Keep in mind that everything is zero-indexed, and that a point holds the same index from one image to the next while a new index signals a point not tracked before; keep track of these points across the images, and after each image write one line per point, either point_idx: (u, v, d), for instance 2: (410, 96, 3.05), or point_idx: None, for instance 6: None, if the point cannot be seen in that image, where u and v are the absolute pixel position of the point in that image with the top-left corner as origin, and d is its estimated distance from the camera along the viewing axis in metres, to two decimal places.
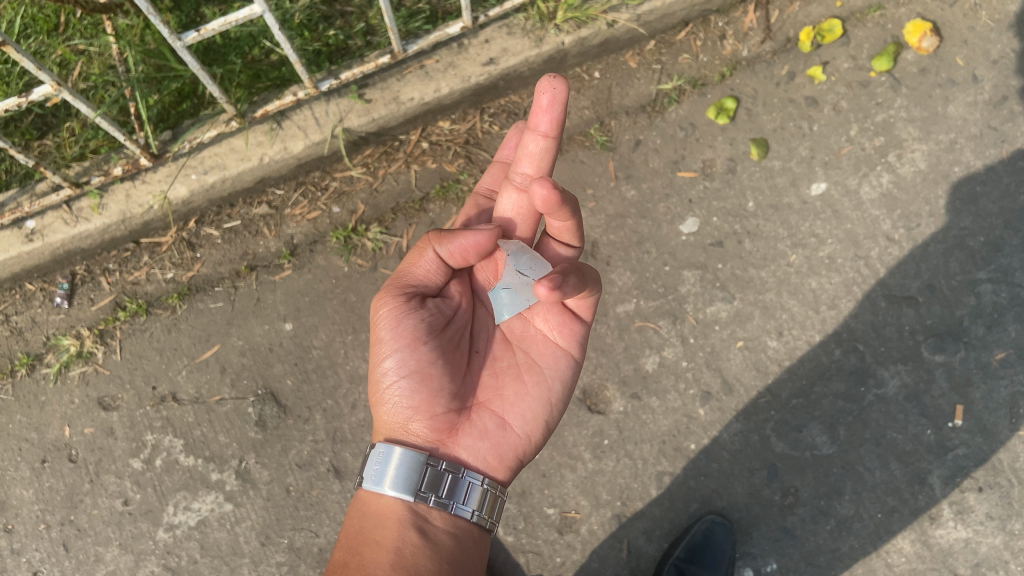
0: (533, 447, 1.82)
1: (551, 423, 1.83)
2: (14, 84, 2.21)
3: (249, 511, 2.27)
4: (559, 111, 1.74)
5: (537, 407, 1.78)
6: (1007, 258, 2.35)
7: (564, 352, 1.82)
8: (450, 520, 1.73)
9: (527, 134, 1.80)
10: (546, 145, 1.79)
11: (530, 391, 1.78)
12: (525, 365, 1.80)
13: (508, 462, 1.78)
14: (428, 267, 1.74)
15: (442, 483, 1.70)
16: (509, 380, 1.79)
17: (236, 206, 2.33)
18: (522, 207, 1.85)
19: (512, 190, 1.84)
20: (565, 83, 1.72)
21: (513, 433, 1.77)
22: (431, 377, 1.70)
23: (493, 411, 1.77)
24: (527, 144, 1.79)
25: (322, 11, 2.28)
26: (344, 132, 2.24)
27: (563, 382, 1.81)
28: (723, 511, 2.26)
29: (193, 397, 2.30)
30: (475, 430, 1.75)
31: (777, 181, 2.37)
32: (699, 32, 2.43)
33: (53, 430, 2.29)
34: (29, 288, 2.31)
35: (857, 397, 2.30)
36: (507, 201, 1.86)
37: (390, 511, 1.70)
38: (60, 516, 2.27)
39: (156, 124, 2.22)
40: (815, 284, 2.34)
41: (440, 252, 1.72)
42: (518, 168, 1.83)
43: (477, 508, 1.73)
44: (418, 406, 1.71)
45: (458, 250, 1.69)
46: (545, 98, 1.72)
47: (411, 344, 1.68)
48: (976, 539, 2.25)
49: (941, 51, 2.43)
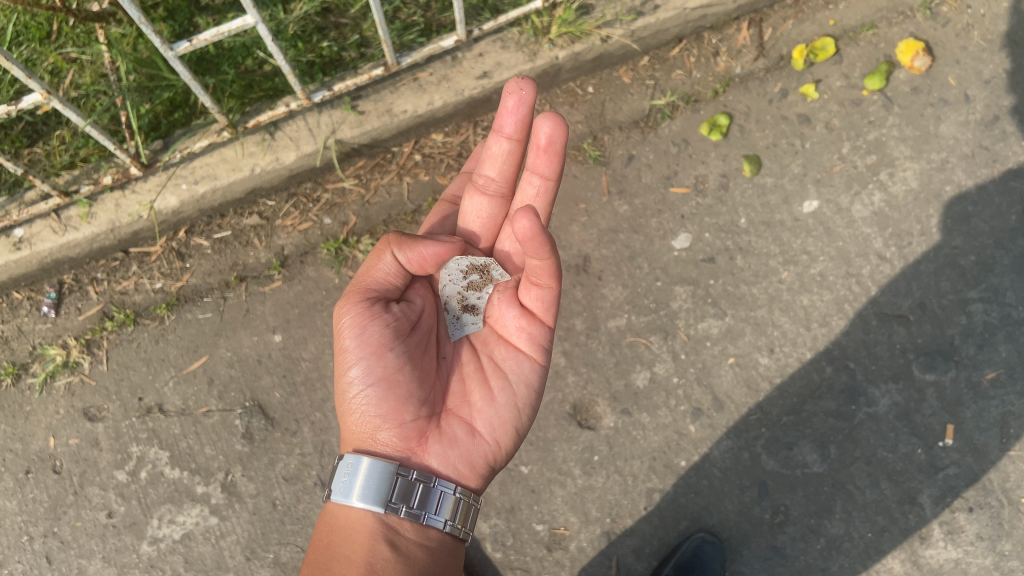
0: (503, 453, 1.81)
1: (521, 429, 1.81)
2: (4, 92, 2.20)
3: (235, 524, 2.25)
4: (525, 113, 1.81)
5: (505, 412, 1.77)
6: (998, 278, 2.36)
7: (526, 356, 1.79)
8: (422, 532, 1.72)
9: (491, 135, 1.87)
10: (509, 148, 1.87)
11: (496, 396, 1.77)
12: (490, 369, 1.80)
13: (478, 468, 1.77)
14: (388, 271, 1.71)
15: (413, 493, 1.68)
16: (476, 386, 1.78)
17: (226, 216, 2.31)
18: (488, 212, 1.93)
19: (478, 193, 1.92)
20: (531, 86, 1.80)
21: (481, 440, 1.76)
22: (399, 384, 1.69)
23: (461, 418, 1.76)
24: (492, 146, 1.88)
25: (317, 22, 2.28)
26: (337, 143, 2.23)
27: (529, 385, 1.78)
28: (713, 529, 2.25)
29: (180, 408, 2.27)
30: (444, 438, 1.74)
31: (770, 198, 2.38)
32: (692, 48, 2.44)
33: (37, 441, 2.26)
34: (16, 296, 2.29)
35: (848, 415, 2.29)
36: (472, 204, 1.93)
37: (361, 525, 1.68)
38: (43, 528, 2.25)
39: (147, 133, 2.20)
40: (808, 301, 2.33)
41: (400, 257, 1.69)
42: (482, 170, 1.91)
43: (449, 518, 1.72)
44: (386, 414, 1.70)
45: (418, 262, 1.67)
46: (512, 99, 1.79)
47: (379, 352, 1.67)
48: (966, 559, 2.24)
49: (933, 70, 2.45)
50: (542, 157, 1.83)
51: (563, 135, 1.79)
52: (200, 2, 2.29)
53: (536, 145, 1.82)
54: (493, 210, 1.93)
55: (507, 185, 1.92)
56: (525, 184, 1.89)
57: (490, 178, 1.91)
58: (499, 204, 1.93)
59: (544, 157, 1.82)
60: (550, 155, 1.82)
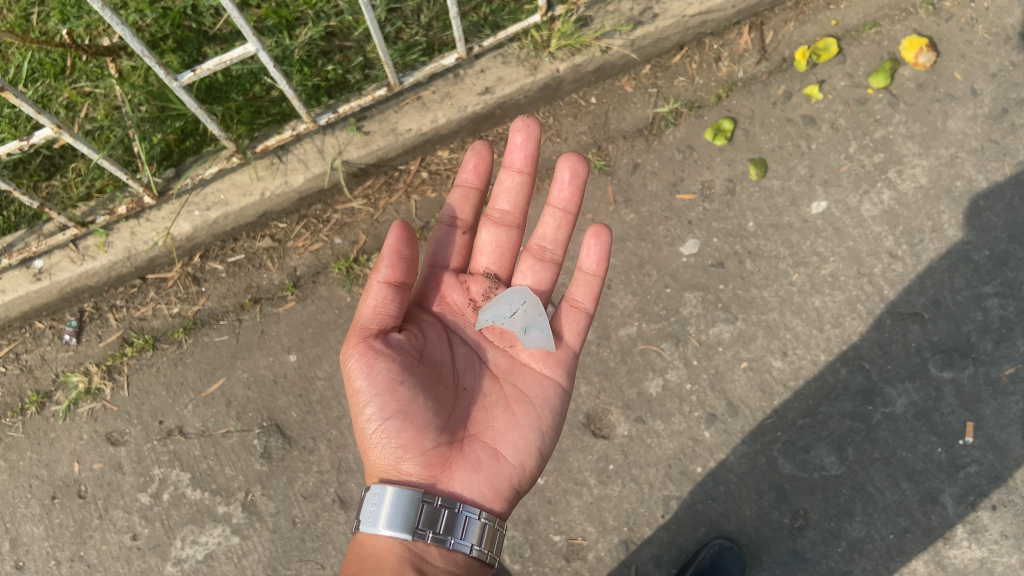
0: (528, 476, 1.81)
1: (544, 452, 1.82)
2: (21, 128, 2.27)
3: (256, 543, 2.28)
4: (533, 148, 1.93)
5: (529, 435, 1.78)
6: (1013, 272, 2.33)
7: (550, 381, 1.85)
8: (449, 558, 1.72)
9: (502, 171, 1.97)
10: (521, 180, 1.95)
11: (520, 420, 1.78)
12: (514, 396, 1.81)
13: (502, 492, 1.76)
14: (378, 302, 1.67)
15: (439, 519, 1.68)
16: (498, 412, 1.78)
17: (239, 240, 2.36)
18: (499, 242, 1.99)
19: (491, 225, 1.98)
20: (536, 123, 1.92)
21: (506, 462, 1.76)
22: (416, 414, 1.66)
23: (485, 443, 1.75)
24: (503, 180, 1.96)
25: (322, 46, 2.33)
26: (344, 164, 2.27)
27: (552, 409, 1.83)
28: (732, 535, 2.24)
29: (199, 430, 2.31)
30: (469, 462, 1.73)
31: (777, 201, 2.37)
32: (694, 55, 2.45)
33: (63, 467, 2.31)
34: (38, 326, 2.35)
35: (865, 416, 2.27)
36: (484, 237, 1.99)
37: (388, 553, 1.67)
38: (70, 552, 2.29)
39: (160, 162, 2.26)
40: (819, 303, 2.32)
41: (382, 279, 1.67)
42: (496, 205, 1.98)
43: (476, 542, 1.71)
44: (406, 445, 1.68)
45: (394, 260, 1.65)
46: (519, 137, 1.91)
47: (388, 389, 1.64)
48: (990, 559, 2.21)
49: (938, 66, 2.43)
50: (564, 190, 1.95)
51: (583, 169, 1.94)
52: (208, 32, 2.35)
53: (558, 181, 1.95)
54: (508, 238, 1.99)
55: (522, 215, 1.99)
56: (546, 218, 1.98)
57: (504, 212, 1.97)
58: (512, 233, 1.99)
59: (568, 191, 1.95)
60: (574, 190, 1.95)
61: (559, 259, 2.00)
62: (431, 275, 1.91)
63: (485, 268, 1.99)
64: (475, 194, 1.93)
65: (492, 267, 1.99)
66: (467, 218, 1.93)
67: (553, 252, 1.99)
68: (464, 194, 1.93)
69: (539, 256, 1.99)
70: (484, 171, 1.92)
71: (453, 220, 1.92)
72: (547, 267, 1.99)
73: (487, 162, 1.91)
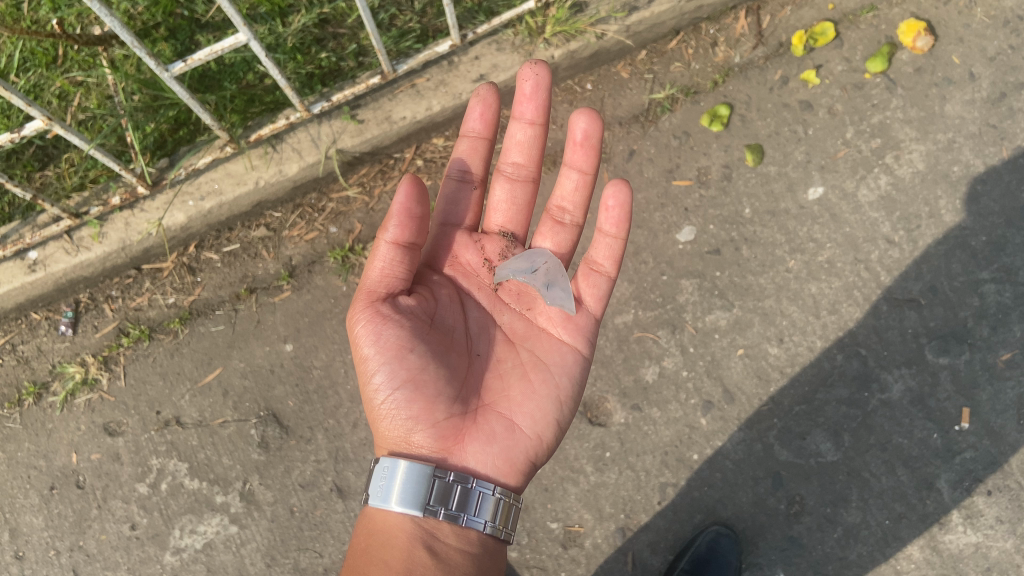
0: (545, 449, 1.80)
1: (562, 422, 1.82)
2: (14, 118, 2.26)
3: (255, 532, 2.29)
4: (544, 95, 1.89)
5: (546, 405, 1.77)
6: (1010, 257, 2.32)
7: (569, 348, 1.84)
8: (462, 536, 1.72)
9: (513, 123, 1.93)
10: (533, 134, 1.93)
11: (536, 389, 1.77)
12: (530, 363, 1.80)
13: (517, 465, 1.75)
14: (385, 265, 1.64)
15: (451, 497, 1.68)
16: (515, 382, 1.77)
17: (234, 230, 2.35)
18: (514, 198, 1.96)
19: (503, 180, 1.96)
20: (547, 70, 1.88)
21: (522, 434, 1.75)
22: (426, 383, 1.66)
23: (500, 413, 1.74)
24: (516, 134, 1.93)
25: (315, 34, 2.31)
26: (338, 153, 2.26)
27: (570, 378, 1.82)
28: (728, 522, 2.25)
29: (196, 420, 2.31)
30: (483, 434, 1.73)
31: (773, 187, 2.36)
32: (690, 40, 2.43)
33: (61, 457, 2.32)
34: (34, 317, 2.34)
35: (861, 402, 2.28)
36: (497, 193, 1.97)
37: (399, 530, 1.68)
38: (69, 542, 2.30)
39: (153, 152, 2.24)
40: (815, 290, 2.32)
41: (391, 239, 1.62)
42: (508, 159, 1.95)
43: (490, 518, 1.71)
44: (417, 415, 1.68)
45: (403, 219, 1.60)
46: (529, 83, 1.87)
47: (396, 356, 1.63)
48: (986, 544, 2.22)
49: (936, 50, 2.41)
50: (579, 150, 1.92)
51: (598, 126, 1.91)
52: (200, 20, 2.33)
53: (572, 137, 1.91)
54: (522, 194, 1.97)
55: (536, 171, 1.97)
56: (564, 179, 1.96)
57: (517, 165, 1.95)
58: (526, 188, 1.97)
59: (583, 151, 1.92)
60: (589, 148, 1.92)
61: (580, 220, 2.00)
62: (443, 234, 1.89)
63: (499, 226, 1.97)
64: (484, 144, 1.89)
65: (506, 225, 1.97)
66: (479, 170, 1.90)
67: (572, 214, 1.99)
68: (472, 145, 1.88)
69: (556, 219, 1.99)
70: (492, 119, 1.87)
71: (464, 174, 1.89)
72: (565, 229, 2.00)
73: (495, 110, 1.86)
